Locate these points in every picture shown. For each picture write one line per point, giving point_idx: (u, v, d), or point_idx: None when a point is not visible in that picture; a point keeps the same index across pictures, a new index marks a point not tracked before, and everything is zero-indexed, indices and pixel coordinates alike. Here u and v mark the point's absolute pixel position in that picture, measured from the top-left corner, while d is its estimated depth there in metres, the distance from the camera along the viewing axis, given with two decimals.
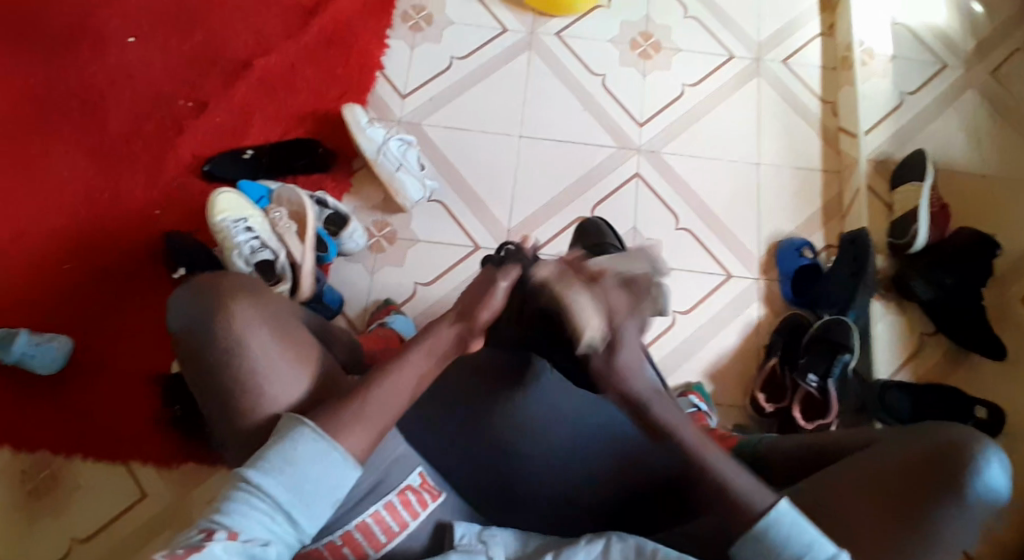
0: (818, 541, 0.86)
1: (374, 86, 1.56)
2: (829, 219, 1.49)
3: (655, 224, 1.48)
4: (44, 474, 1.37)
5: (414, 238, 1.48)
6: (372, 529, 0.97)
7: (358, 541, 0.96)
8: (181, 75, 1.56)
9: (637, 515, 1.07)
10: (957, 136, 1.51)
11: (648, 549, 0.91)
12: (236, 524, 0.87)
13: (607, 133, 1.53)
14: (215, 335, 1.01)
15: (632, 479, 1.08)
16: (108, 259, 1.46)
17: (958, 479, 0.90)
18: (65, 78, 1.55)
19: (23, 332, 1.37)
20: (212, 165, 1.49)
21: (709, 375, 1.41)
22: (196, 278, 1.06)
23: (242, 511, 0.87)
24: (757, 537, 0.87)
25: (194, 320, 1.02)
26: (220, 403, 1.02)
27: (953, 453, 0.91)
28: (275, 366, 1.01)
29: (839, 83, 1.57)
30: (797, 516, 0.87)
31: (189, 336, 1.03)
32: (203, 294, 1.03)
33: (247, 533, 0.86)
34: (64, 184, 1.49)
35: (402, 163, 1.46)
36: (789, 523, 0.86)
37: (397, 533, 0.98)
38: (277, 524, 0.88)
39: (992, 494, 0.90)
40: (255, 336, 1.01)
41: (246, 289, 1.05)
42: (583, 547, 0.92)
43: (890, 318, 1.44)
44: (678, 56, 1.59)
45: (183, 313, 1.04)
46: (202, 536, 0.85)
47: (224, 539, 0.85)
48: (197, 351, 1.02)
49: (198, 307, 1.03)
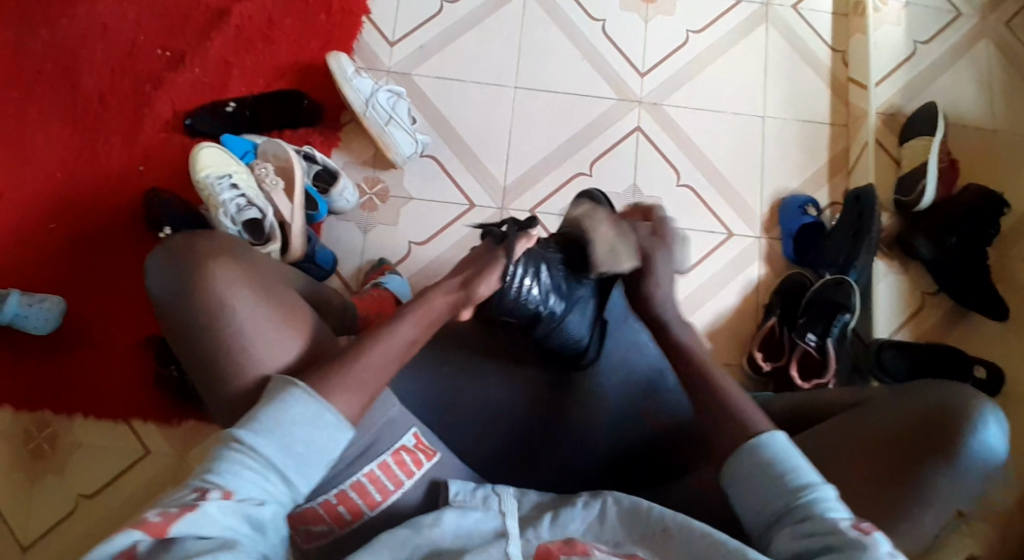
0: (806, 469, 0.85)
1: (360, 33, 1.49)
2: (834, 175, 1.45)
3: (655, 181, 1.43)
4: (42, 435, 1.37)
5: (407, 196, 1.43)
6: (366, 488, 0.97)
7: (353, 499, 0.96)
8: (157, 23, 1.48)
9: (632, 473, 1.05)
10: (968, 89, 1.45)
11: (642, 509, 0.90)
12: (228, 484, 0.85)
13: (607, 85, 1.47)
14: (204, 317, 0.98)
15: (628, 446, 1.06)
16: (92, 218, 1.42)
17: (952, 437, 0.91)
18: (36, 28, 1.48)
19: (13, 293, 1.35)
20: (194, 120, 1.43)
21: (706, 334, 1.39)
22: (172, 242, 1.03)
23: (234, 471, 0.86)
24: (743, 457, 0.87)
25: (179, 302, 1.00)
26: (214, 390, 1.00)
27: (953, 413, 0.92)
28: (264, 348, 0.99)
29: (849, 30, 1.50)
30: (786, 445, 0.87)
31: (176, 316, 1.00)
32: (185, 271, 1.00)
33: (241, 493, 0.85)
34: (42, 141, 1.44)
35: (391, 116, 1.40)
36: (776, 452, 0.86)
37: (391, 492, 0.97)
38: (270, 484, 0.88)
39: (988, 453, 0.91)
40: (248, 317, 0.99)
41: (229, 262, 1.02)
42: (580, 511, 0.90)
43: (892, 277, 1.42)
44: (682, 0, 1.51)
45: (164, 285, 1.01)
46: (196, 495, 0.84)
47: (218, 499, 0.83)
48: (190, 337, 1.00)
49: (185, 292, 0.99)
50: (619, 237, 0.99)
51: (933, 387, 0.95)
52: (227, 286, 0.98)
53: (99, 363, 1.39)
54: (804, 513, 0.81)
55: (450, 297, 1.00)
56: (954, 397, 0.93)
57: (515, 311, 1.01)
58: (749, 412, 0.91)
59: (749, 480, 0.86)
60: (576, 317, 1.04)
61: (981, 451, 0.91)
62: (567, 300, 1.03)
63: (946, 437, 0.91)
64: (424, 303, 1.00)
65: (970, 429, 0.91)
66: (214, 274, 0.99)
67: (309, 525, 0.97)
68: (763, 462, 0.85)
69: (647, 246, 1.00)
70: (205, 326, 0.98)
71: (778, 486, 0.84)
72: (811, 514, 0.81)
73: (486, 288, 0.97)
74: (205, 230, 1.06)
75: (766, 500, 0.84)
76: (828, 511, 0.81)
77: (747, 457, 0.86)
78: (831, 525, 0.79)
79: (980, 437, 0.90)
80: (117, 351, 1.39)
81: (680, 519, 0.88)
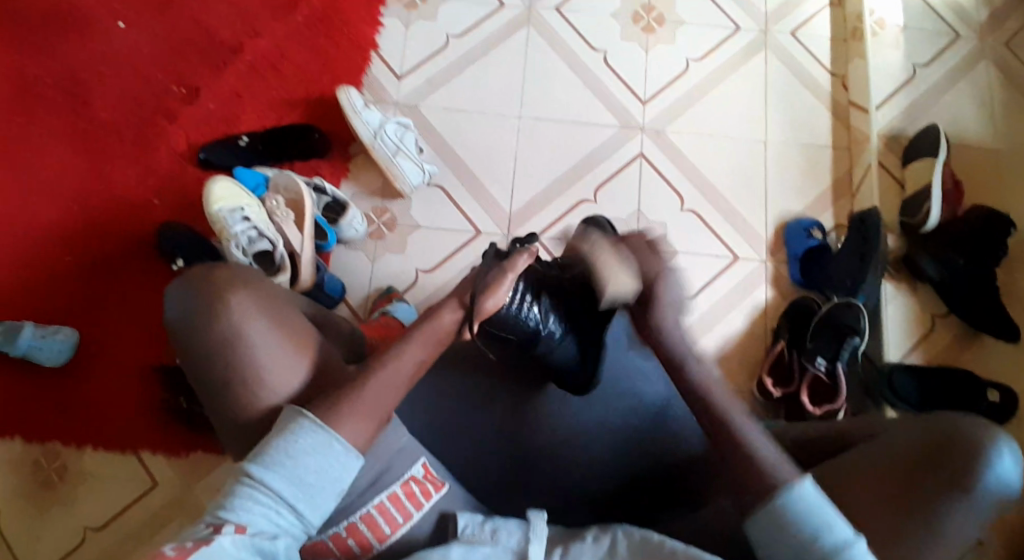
0: (834, 525, 0.84)
1: (368, 67, 1.53)
2: (838, 197, 1.45)
3: (659, 206, 1.45)
4: (54, 466, 1.38)
5: (415, 224, 1.45)
6: (376, 520, 0.97)
7: (362, 532, 0.96)
8: (172, 61, 1.53)
9: (634, 503, 1.06)
10: (969, 109, 1.46)
11: (652, 540, 0.89)
12: (242, 519, 0.87)
13: (609, 113, 1.49)
14: (211, 339, 1.00)
15: (631, 478, 1.07)
16: (106, 250, 1.45)
17: (969, 472, 0.89)
18: (55, 67, 1.52)
19: (28, 325, 1.38)
20: (207, 153, 1.47)
21: (714, 358, 1.39)
22: (188, 271, 1.04)
23: (247, 507, 0.88)
24: (772, 515, 0.85)
25: (187, 324, 1.02)
26: (219, 411, 1.02)
27: (965, 442, 0.91)
28: (269, 369, 1.00)
29: (849, 55, 1.52)
30: (814, 497, 0.85)
31: (185, 337, 1.02)
32: (191, 295, 1.02)
33: (253, 527, 0.87)
34: (59, 175, 1.48)
35: (399, 147, 1.42)
36: (802, 509, 0.85)
37: (400, 525, 0.97)
38: (281, 518, 0.89)
39: (1005, 487, 0.90)
40: (254, 340, 1.00)
41: (237, 284, 1.04)
42: (590, 545, 0.91)
43: (901, 299, 1.40)
44: (682, 29, 1.54)
45: (175, 310, 1.03)
46: (211, 530, 0.86)
47: (232, 533, 0.86)
48: (197, 360, 1.02)
49: (194, 316, 1.02)
50: (614, 262, 0.96)
51: (949, 419, 0.94)
52: (237, 310, 1.00)
53: (111, 392, 1.40)
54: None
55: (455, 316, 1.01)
56: (969, 426, 0.92)
57: (512, 327, 0.97)
58: (775, 462, 0.88)
59: (780, 536, 0.85)
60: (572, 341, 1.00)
61: (995, 484, 0.89)
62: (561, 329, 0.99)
63: (957, 468, 0.90)
64: (431, 326, 1.01)
65: (982, 461, 0.89)
66: (226, 298, 1.01)
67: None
68: (788, 519, 0.85)
69: (651, 270, 0.96)
70: (212, 349, 1.00)
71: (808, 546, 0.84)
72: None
73: (492, 304, 0.95)
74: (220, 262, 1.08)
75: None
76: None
77: (775, 514, 0.85)
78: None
79: (993, 469, 0.89)
80: (129, 380, 1.41)
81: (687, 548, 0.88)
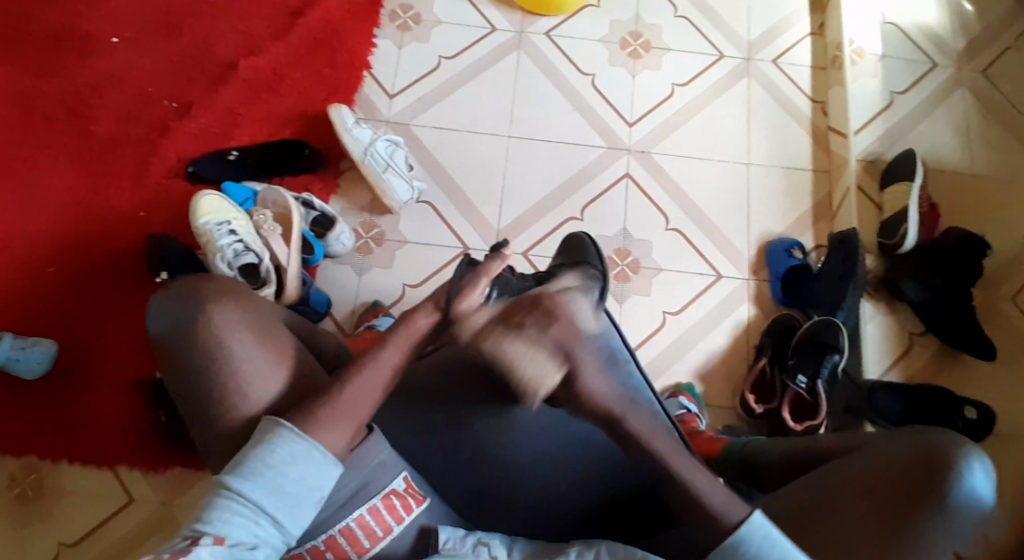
0: (787, 554, 0.88)
1: (362, 86, 1.55)
2: (819, 219, 1.49)
3: (645, 225, 1.47)
4: (29, 480, 1.35)
5: (403, 240, 1.46)
6: (356, 534, 0.95)
7: (342, 546, 0.94)
8: (166, 75, 1.54)
9: (625, 518, 1.06)
10: (944, 136, 1.51)
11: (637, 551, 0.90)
12: (220, 530, 0.86)
13: (597, 134, 1.52)
14: (200, 342, 1.00)
15: (624, 488, 1.06)
16: (91, 261, 1.44)
17: (942, 483, 0.92)
18: (47, 78, 1.53)
19: (7, 337, 1.36)
20: (196, 168, 1.47)
21: (698, 375, 1.40)
22: (177, 280, 1.06)
23: (224, 517, 0.87)
24: (729, 552, 0.88)
25: (177, 330, 1.02)
26: (204, 416, 1.01)
27: (939, 456, 0.93)
28: (257, 372, 1.00)
29: (828, 83, 1.57)
30: (764, 530, 0.89)
31: (172, 341, 1.02)
32: (182, 302, 1.03)
33: (232, 538, 0.86)
34: (46, 186, 1.47)
35: (389, 163, 1.44)
36: (759, 542, 0.88)
37: (380, 538, 0.96)
38: (260, 528, 0.88)
39: (977, 501, 0.92)
40: (243, 344, 1.00)
41: (225, 290, 1.05)
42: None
43: (879, 318, 1.44)
44: (668, 55, 1.58)
45: (163, 315, 1.04)
46: (188, 543, 0.84)
47: (210, 544, 0.84)
48: (183, 363, 1.01)
49: (184, 319, 1.02)
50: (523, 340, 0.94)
51: (922, 434, 0.97)
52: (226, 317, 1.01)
53: (90, 403, 1.38)
54: None
55: (432, 318, 1.00)
56: (943, 440, 0.95)
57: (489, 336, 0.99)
58: (724, 501, 0.91)
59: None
60: None
61: (969, 496, 0.91)
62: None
63: (932, 480, 0.92)
64: (407, 329, 1.00)
65: (957, 473, 0.92)
66: (213, 303, 1.02)
67: None
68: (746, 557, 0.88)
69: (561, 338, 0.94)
70: (201, 349, 1.00)
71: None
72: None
73: (467, 308, 0.98)
74: (209, 275, 1.09)
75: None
76: None
77: (730, 552, 0.88)
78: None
79: (967, 482, 0.92)
80: (109, 391, 1.39)
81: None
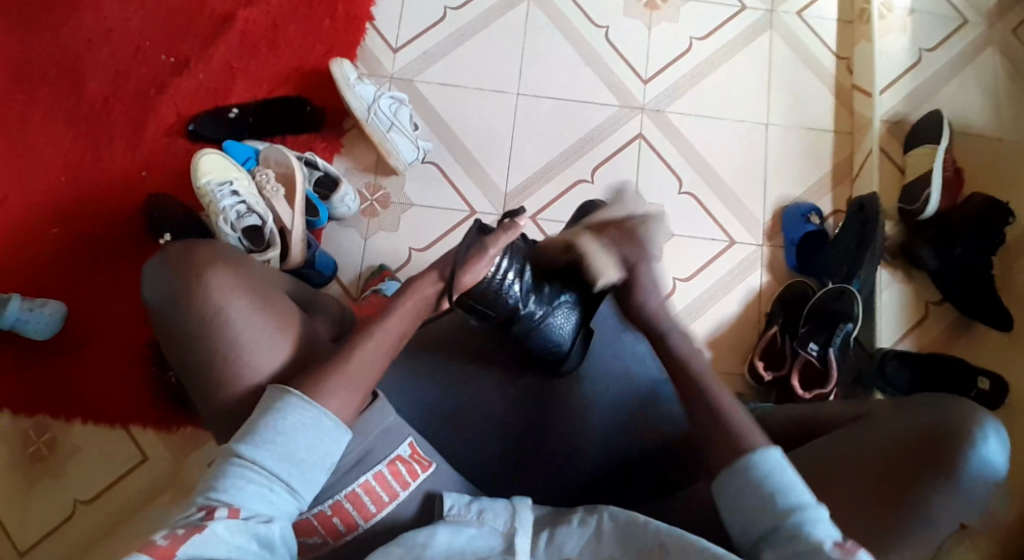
0: (796, 489, 0.86)
1: (363, 40, 1.48)
2: (839, 182, 1.44)
3: (657, 189, 1.43)
4: (43, 439, 1.38)
5: (408, 202, 1.43)
6: (362, 499, 0.95)
7: (348, 511, 0.95)
8: (161, 27, 1.48)
9: (618, 488, 1.05)
10: (974, 96, 1.43)
11: (641, 523, 0.88)
12: (235, 500, 0.86)
13: (609, 91, 1.46)
14: (199, 322, 0.98)
15: (620, 459, 1.06)
16: (94, 222, 1.42)
17: (954, 456, 0.91)
18: (40, 30, 1.47)
19: (14, 298, 1.35)
20: (197, 126, 1.43)
21: (708, 341, 1.38)
22: (166, 249, 1.03)
23: (238, 486, 0.87)
24: (738, 471, 0.88)
25: (172, 299, 0.99)
26: (207, 400, 1.00)
27: (954, 423, 0.93)
28: (252, 344, 0.99)
29: (855, 38, 1.48)
30: (779, 462, 0.88)
31: (167, 318, 1.00)
32: (174, 278, 0.99)
33: (248, 509, 0.86)
34: (44, 144, 1.44)
35: (393, 122, 1.40)
36: (769, 467, 0.88)
37: (386, 503, 0.96)
38: (276, 496, 0.88)
39: (988, 470, 0.91)
40: (239, 315, 0.98)
41: (216, 260, 1.01)
42: (576, 529, 0.89)
43: (896, 286, 1.41)
44: (686, 7, 1.50)
45: (156, 290, 1.01)
46: (203, 515, 0.84)
47: (226, 517, 0.84)
48: (181, 344, 1.00)
49: (180, 297, 0.99)
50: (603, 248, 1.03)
51: (931, 402, 0.96)
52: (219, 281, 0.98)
53: (101, 366, 1.39)
54: (792, 536, 0.83)
55: (437, 287, 1.03)
56: (955, 411, 0.94)
57: (495, 303, 1.03)
58: (747, 430, 0.92)
59: (743, 494, 0.87)
60: (560, 318, 1.06)
61: (984, 465, 0.91)
62: (549, 304, 1.05)
63: (943, 451, 0.91)
64: (412, 294, 1.02)
65: (969, 443, 0.91)
66: (207, 278, 0.99)
67: (303, 536, 0.95)
68: (753, 477, 0.87)
69: (631, 257, 1.03)
70: (201, 334, 0.98)
71: (764, 508, 0.86)
72: (796, 537, 0.82)
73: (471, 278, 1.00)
74: (198, 239, 1.05)
75: (759, 516, 0.86)
76: (814, 532, 0.83)
77: (743, 470, 0.88)
78: (816, 545, 0.81)
79: (980, 454, 0.91)
80: (117, 355, 1.39)
81: (675, 533, 0.86)
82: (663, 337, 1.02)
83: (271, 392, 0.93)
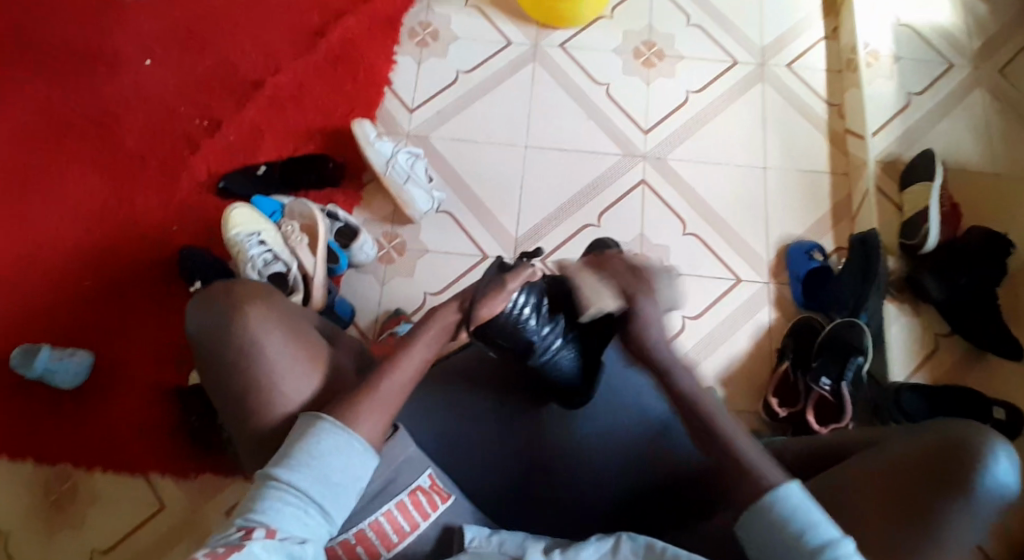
0: (824, 523, 0.84)
1: (381, 101, 1.60)
2: (838, 221, 1.49)
3: (662, 230, 1.48)
4: (65, 485, 1.39)
5: (424, 248, 1.49)
6: (384, 529, 0.94)
7: (371, 540, 0.93)
8: (196, 95, 1.60)
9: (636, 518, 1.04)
10: (964, 135, 1.50)
11: (657, 546, 0.84)
12: (272, 522, 0.85)
13: (611, 141, 1.55)
14: (229, 352, 1.00)
15: (636, 486, 1.05)
16: (125, 273, 1.49)
17: (964, 476, 0.88)
18: (86, 100, 1.60)
19: (44, 348, 1.41)
20: (227, 181, 1.53)
21: (721, 377, 1.40)
22: (206, 287, 1.06)
23: (275, 508, 0.86)
24: (763, 511, 0.86)
25: (207, 331, 1.01)
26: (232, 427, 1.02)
27: (961, 445, 0.90)
28: (286, 373, 0.99)
29: (845, 85, 1.58)
30: (803, 497, 0.86)
31: (201, 349, 1.02)
32: (210, 311, 1.02)
33: (284, 531, 0.85)
34: (84, 203, 1.53)
35: (410, 175, 1.48)
36: (795, 505, 0.85)
37: (408, 534, 0.94)
38: (310, 518, 0.87)
39: (999, 490, 0.88)
40: (269, 344, 0.99)
41: (251, 293, 1.03)
42: (593, 543, 0.87)
43: (904, 320, 1.41)
44: (681, 63, 1.60)
45: (196, 322, 1.03)
46: (241, 535, 0.84)
47: (263, 537, 0.83)
48: (214, 375, 1.01)
49: (212, 327, 1.01)
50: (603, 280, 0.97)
51: (939, 426, 0.94)
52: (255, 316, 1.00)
53: (124, 409, 1.42)
54: None
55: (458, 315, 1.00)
56: (961, 434, 0.91)
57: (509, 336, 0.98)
58: (762, 466, 0.89)
59: (770, 533, 0.85)
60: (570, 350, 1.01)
61: (995, 486, 0.88)
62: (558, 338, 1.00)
63: (953, 471, 0.89)
64: (434, 323, 0.99)
65: (979, 464, 0.88)
66: (240, 310, 1.01)
67: None
68: (778, 517, 0.85)
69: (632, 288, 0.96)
70: (228, 360, 1.00)
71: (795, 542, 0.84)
72: None
73: (487, 312, 0.95)
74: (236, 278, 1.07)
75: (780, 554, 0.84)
76: None
77: (765, 509, 0.86)
78: None
79: (990, 472, 0.88)
80: (140, 398, 1.43)
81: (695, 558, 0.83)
82: (668, 367, 0.95)
83: (303, 416, 0.94)
